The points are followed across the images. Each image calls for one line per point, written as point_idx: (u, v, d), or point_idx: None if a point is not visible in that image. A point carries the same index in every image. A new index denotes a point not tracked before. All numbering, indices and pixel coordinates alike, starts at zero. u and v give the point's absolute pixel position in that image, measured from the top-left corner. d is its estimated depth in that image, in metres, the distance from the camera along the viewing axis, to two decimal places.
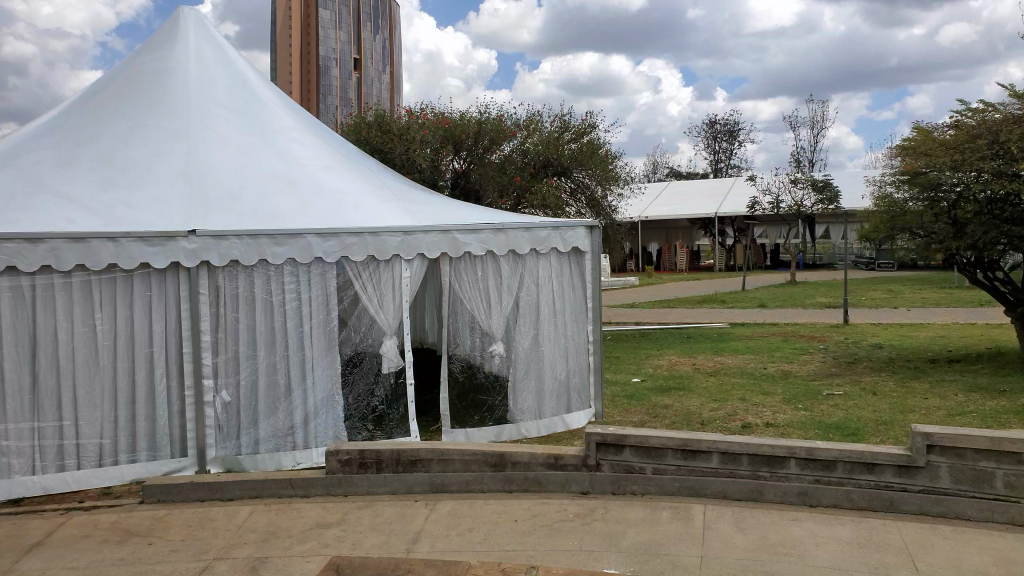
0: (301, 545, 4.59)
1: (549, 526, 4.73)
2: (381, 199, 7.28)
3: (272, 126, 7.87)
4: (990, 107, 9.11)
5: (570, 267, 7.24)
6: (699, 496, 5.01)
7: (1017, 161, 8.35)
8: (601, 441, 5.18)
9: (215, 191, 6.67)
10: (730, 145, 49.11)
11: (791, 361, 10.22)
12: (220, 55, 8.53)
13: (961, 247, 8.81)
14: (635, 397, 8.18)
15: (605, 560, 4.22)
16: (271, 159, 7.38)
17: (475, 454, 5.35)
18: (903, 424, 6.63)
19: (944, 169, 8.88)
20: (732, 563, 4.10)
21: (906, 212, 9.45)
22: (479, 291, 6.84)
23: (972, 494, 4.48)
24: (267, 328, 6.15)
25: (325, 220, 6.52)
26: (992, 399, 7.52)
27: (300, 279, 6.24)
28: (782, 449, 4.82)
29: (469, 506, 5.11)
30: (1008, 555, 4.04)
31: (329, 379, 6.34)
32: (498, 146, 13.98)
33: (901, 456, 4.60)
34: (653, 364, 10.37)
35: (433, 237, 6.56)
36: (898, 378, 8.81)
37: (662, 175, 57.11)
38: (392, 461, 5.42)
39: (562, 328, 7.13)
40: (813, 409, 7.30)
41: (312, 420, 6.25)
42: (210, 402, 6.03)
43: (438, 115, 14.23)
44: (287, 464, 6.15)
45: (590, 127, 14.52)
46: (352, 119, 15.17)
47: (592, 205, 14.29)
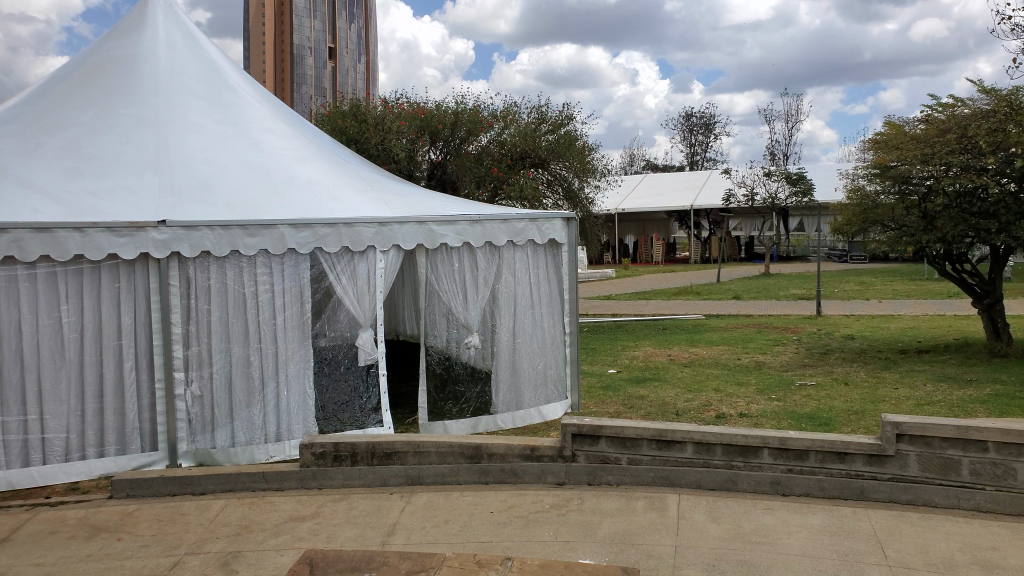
0: (274, 539, 4.55)
1: (524, 518, 4.73)
2: (356, 190, 7.22)
3: (244, 116, 7.76)
4: (960, 102, 9.32)
5: (546, 258, 7.23)
6: (674, 486, 5.04)
7: (986, 156, 8.51)
8: (577, 432, 5.21)
9: (187, 180, 6.57)
10: (707, 139, 49.38)
11: (764, 352, 10.34)
12: (191, 42, 8.38)
13: (930, 241, 8.92)
14: (612, 388, 8.23)
15: (581, 551, 4.24)
16: (245, 148, 7.29)
17: (451, 446, 5.34)
18: (874, 414, 6.72)
19: (914, 162, 8.99)
20: (706, 552, 4.13)
21: (878, 205, 9.64)
22: (456, 283, 6.79)
23: (939, 481, 4.56)
24: (240, 320, 6.08)
25: (298, 210, 6.46)
26: (960, 388, 7.67)
27: (273, 271, 6.18)
28: (755, 439, 4.87)
29: (445, 498, 5.10)
30: (975, 541, 4.12)
31: (302, 372, 6.28)
32: (475, 137, 13.98)
33: (871, 445, 4.66)
34: (629, 355, 10.44)
35: (409, 228, 6.52)
36: (870, 369, 8.93)
37: (638, 167, 57.43)
38: (367, 454, 5.39)
39: (539, 320, 7.13)
40: (785, 400, 7.38)
41: (285, 414, 6.21)
42: (182, 395, 5.94)
43: (414, 105, 14.16)
44: (260, 458, 6.11)
45: (567, 118, 14.48)
46: (327, 110, 15.01)
47: (569, 196, 14.26)
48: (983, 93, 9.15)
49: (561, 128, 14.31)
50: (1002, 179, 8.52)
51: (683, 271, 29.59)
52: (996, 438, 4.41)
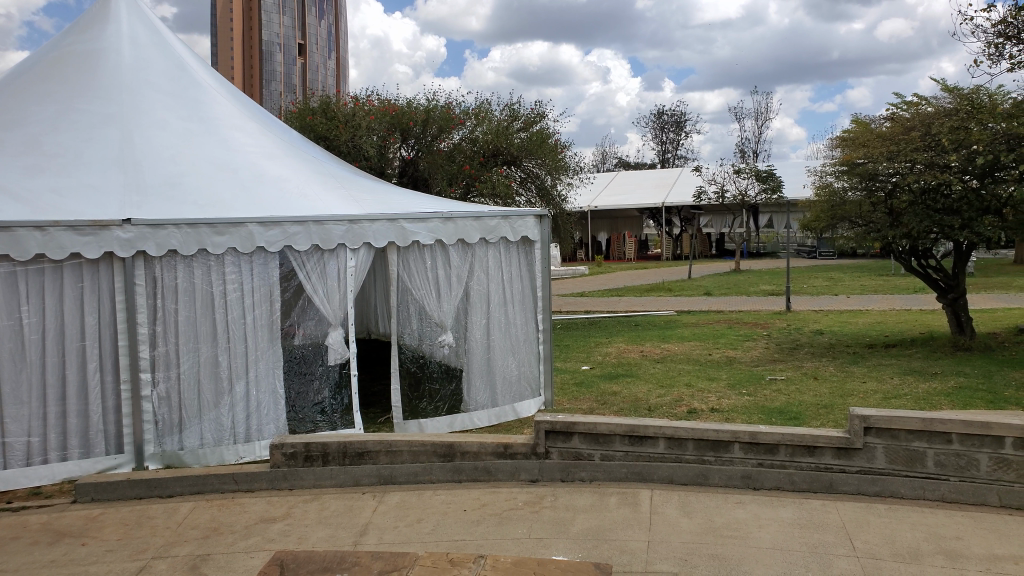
0: (244, 540, 4.49)
1: (498, 515, 4.72)
2: (325, 188, 7.14)
3: (211, 112, 7.63)
4: (924, 101, 9.51)
5: (518, 256, 7.21)
6: (647, 482, 5.07)
7: (949, 154, 8.67)
8: (550, 429, 5.21)
9: (152, 178, 6.46)
10: (678, 137, 49.78)
11: (735, 347, 10.45)
12: (156, 37, 8.22)
13: (896, 237, 9.08)
14: (585, 385, 8.26)
15: (554, 548, 4.24)
16: (212, 145, 7.18)
17: (424, 445, 5.31)
18: (842, 408, 6.82)
19: (879, 159, 9.12)
20: (678, 547, 4.16)
21: (845, 201, 9.75)
22: (428, 281, 6.75)
23: (905, 473, 4.65)
24: (209, 320, 5.99)
25: (267, 209, 6.38)
26: (925, 382, 7.81)
27: (242, 270, 6.09)
28: (726, 434, 4.91)
29: (418, 497, 5.08)
30: (939, 531, 4.19)
31: (272, 372, 6.20)
32: (447, 135, 13.95)
33: (840, 438, 4.72)
34: (602, 351, 10.49)
35: (380, 226, 6.46)
36: (838, 363, 9.06)
37: (610, 165, 57.73)
38: (338, 455, 5.35)
39: (512, 318, 7.11)
40: (756, 395, 7.46)
41: (255, 414, 6.13)
42: (148, 396, 5.84)
43: (385, 102, 14.07)
44: (229, 459, 6.02)
45: (539, 116, 14.47)
46: (297, 106, 14.86)
47: (542, 194, 14.31)
48: (945, 91, 9.33)
49: (533, 126, 14.32)
50: (965, 176, 8.66)
51: (652, 271, 28.09)
52: (960, 429, 4.49)
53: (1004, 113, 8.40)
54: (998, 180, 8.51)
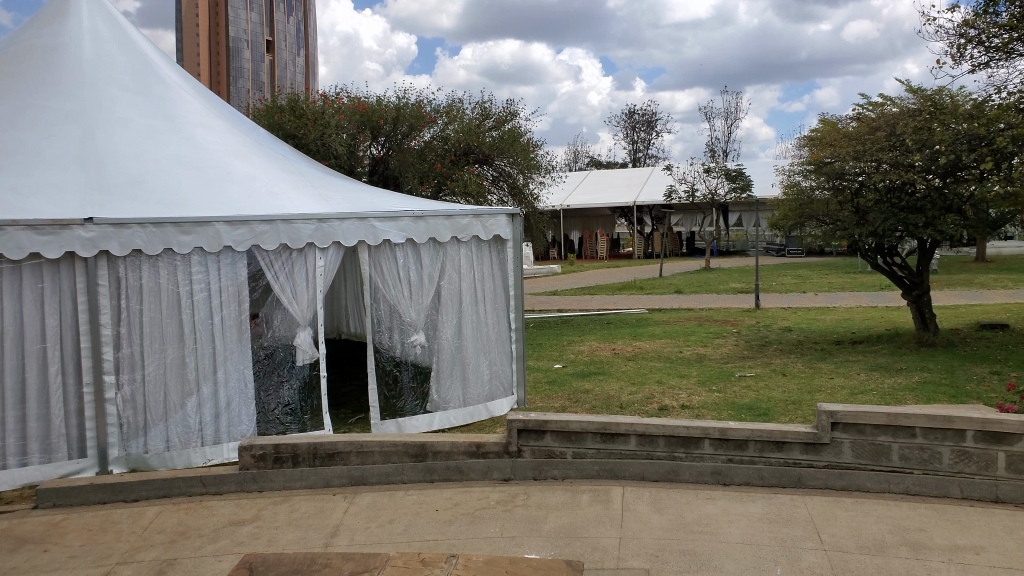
0: (213, 544, 4.43)
1: (470, 514, 4.71)
2: (294, 186, 7.06)
3: (176, 109, 7.51)
4: (888, 101, 9.67)
5: (490, 255, 7.19)
6: (619, 478, 5.10)
7: (914, 153, 8.83)
8: (522, 427, 5.20)
9: (115, 177, 6.34)
10: (649, 136, 50.12)
11: (705, 344, 10.54)
12: (118, 32, 8.06)
13: (863, 235, 9.22)
14: (557, 383, 8.28)
15: (526, 546, 4.24)
16: (177, 143, 7.06)
17: (395, 445, 5.28)
18: (810, 403, 6.92)
19: (847, 159, 9.26)
20: (649, 543, 4.18)
21: (813, 200, 9.87)
22: (400, 280, 6.72)
23: (872, 467, 4.72)
24: (175, 321, 5.90)
25: (234, 207, 6.30)
26: (891, 377, 7.96)
27: (209, 270, 6.01)
28: (696, 430, 4.95)
29: (390, 497, 5.04)
30: (903, 523, 4.27)
31: (240, 373, 6.13)
32: (418, 133, 13.85)
33: (807, 434, 4.78)
34: (574, 350, 10.53)
35: (349, 225, 6.41)
36: (806, 360, 9.19)
37: (582, 164, 57.94)
38: (308, 456, 5.29)
39: (484, 317, 7.10)
40: (726, 391, 7.53)
41: (224, 416, 6.05)
42: (112, 399, 5.73)
43: (354, 99, 13.94)
44: (197, 461, 5.94)
45: (510, 114, 14.44)
46: (264, 104, 14.68)
47: (514, 192, 14.34)
48: (910, 93, 9.50)
49: (505, 125, 14.30)
50: (928, 175, 8.88)
51: (618, 271, 27.50)
52: (923, 423, 4.57)
53: (965, 114, 8.63)
54: (960, 180, 8.78)
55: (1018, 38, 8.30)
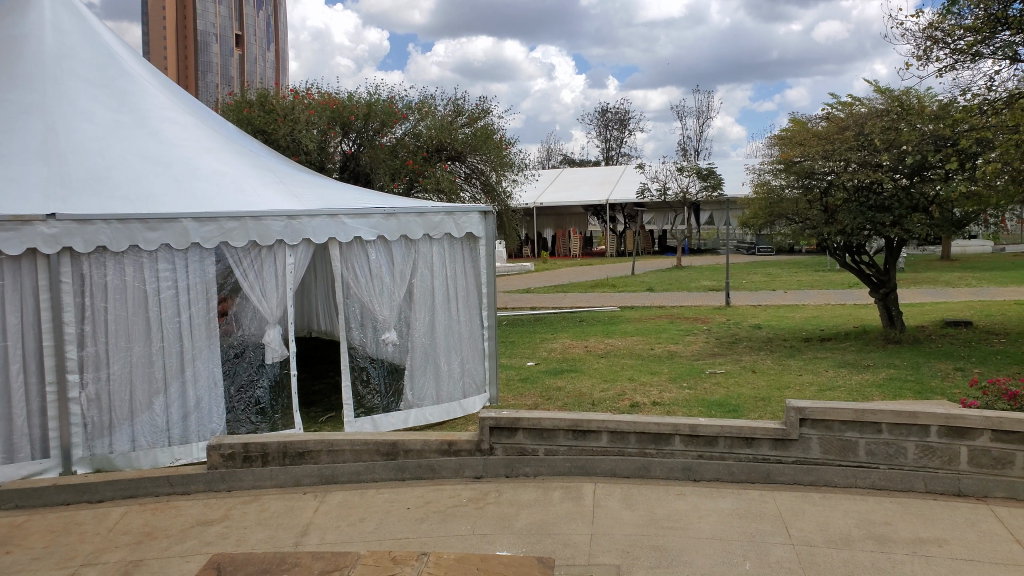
0: (180, 544, 4.37)
1: (442, 512, 4.70)
2: (263, 183, 6.99)
3: (142, 104, 7.39)
4: (858, 102, 9.83)
5: (462, 253, 7.17)
6: (590, 475, 5.12)
7: (881, 153, 8.96)
8: (495, 425, 5.19)
9: (79, 171, 6.23)
10: (621, 134, 50.38)
11: (676, 342, 10.63)
12: (81, 24, 7.90)
13: (831, 233, 9.34)
14: (530, 381, 8.29)
15: (497, 543, 4.24)
16: (143, 139, 6.95)
17: (366, 443, 5.24)
18: (779, 400, 7.01)
19: (816, 158, 9.37)
20: (620, 539, 4.21)
21: (783, 199, 9.90)
22: (371, 278, 6.68)
23: (839, 462, 4.79)
24: (141, 319, 5.81)
25: (202, 204, 6.22)
26: (858, 373, 8.09)
27: (176, 267, 5.93)
28: (667, 426, 4.98)
29: (361, 496, 5.01)
30: (869, 517, 4.34)
31: (209, 372, 6.05)
32: (389, 129, 13.77)
33: (776, 430, 4.84)
34: (547, 347, 10.55)
35: (320, 221, 6.36)
36: (776, 357, 9.31)
37: (555, 162, 58.08)
38: (278, 455, 5.25)
39: (456, 315, 7.08)
40: (696, 388, 7.60)
41: (192, 415, 5.97)
42: (76, 398, 5.62)
43: (325, 95, 13.80)
44: (164, 461, 5.85)
45: (483, 112, 14.42)
46: (233, 99, 14.49)
47: (486, 189, 14.34)
48: (877, 93, 9.70)
49: (478, 122, 14.28)
50: (895, 175, 8.97)
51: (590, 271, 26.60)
52: (889, 419, 4.65)
53: (931, 115, 8.80)
54: (925, 179, 8.94)
55: (982, 40, 8.47)
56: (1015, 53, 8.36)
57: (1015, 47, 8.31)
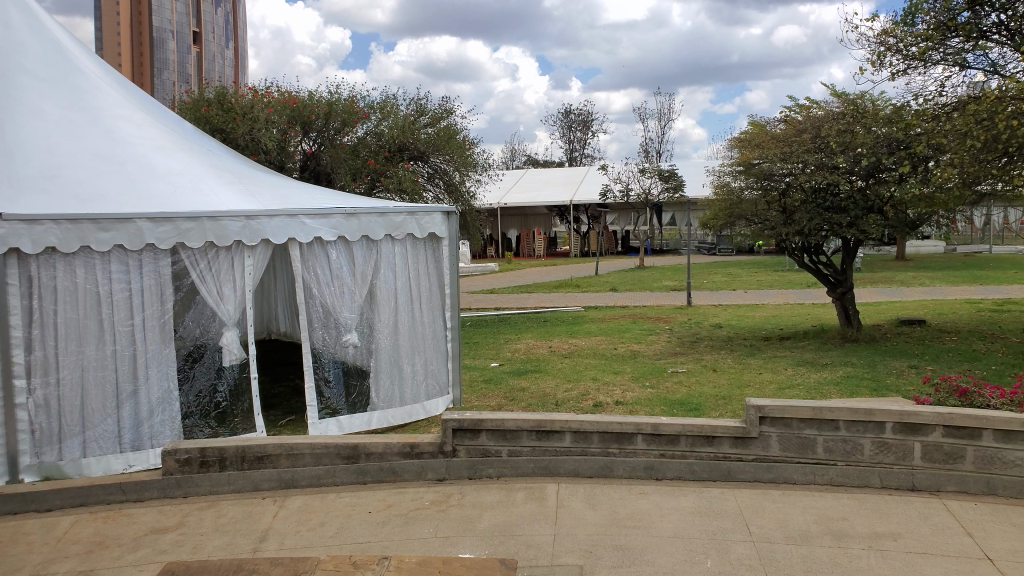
0: (133, 553, 4.26)
1: (404, 515, 4.65)
2: (221, 182, 6.86)
3: (95, 101, 7.19)
4: (814, 104, 10.13)
5: (425, 253, 7.11)
6: (553, 475, 5.12)
7: (837, 155, 9.09)
8: (457, 426, 5.15)
9: (27, 170, 6.04)
10: (584, 136, 50.69)
11: (639, 341, 10.71)
12: (31, 19, 7.65)
13: (790, 233, 9.48)
14: (493, 381, 8.27)
15: (460, 546, 4.21)
16: (95, 136, 6.77)
17: (326, 447, 5.17)
18: (739, 398, 7.10)
19: (774, 160, 9.49)
20: (583, 539, 4.21)
21: (742, 200, 10.13)
22: (332, 279, 6.60)
23: (798, 460, 4.86)
24: (94, 322, 5.66)
25: (157, 203, 6.09)
26: (816, 371, 8.24)
27: (130, 268, 5.79)
28: (630, 425, 5.00)
29: (321, 500, 4.94)
30: (827, 513, 4.41)
31: (164, 376, 5.91)
32: (351, 129, 13.65)
33: (736, 428, 4.89)
34: (511, 348, 10.53)
35: (279, 221, 6.26)
36: (736, 355, 9.43)
37: (519, 162, 58.19)
38: (236, 459, 5.14)
39: (419, 316, 7.02)
40: (658, 387, 7.66)
41: (146, 421, 5.82)
42: (23, 404, 5.42)
43: (285, 93, 13.62)
44: (117, 468, 5.69)
45: (446, 111, 14.37)
46: (191, 97, 14.23)
47: (450, 189, 14.31)
48: (834, 96, 9.91)
49: (440, 121, 14.24)
50: (851, 176, 9.11)
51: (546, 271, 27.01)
52: (846, 416, 4.73)
53: (884, 118, 9.05)
54: (880, 181, 9.05)
55: (933, 46, 8.68)
56: (963, 60, 8.63)
57: (963, 54, 8.58)
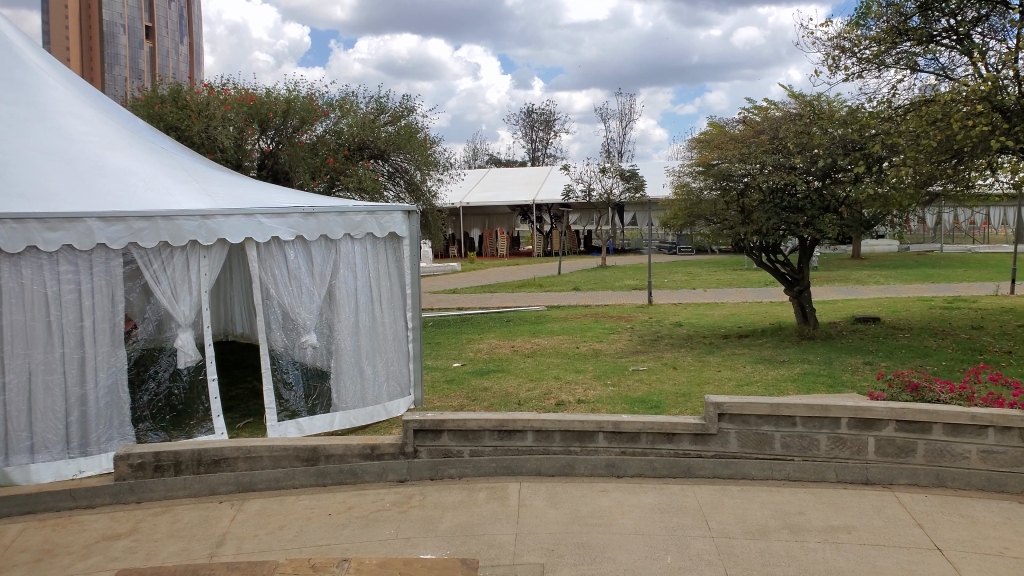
0: (84, 561, 4.15)
1: (365, 517, 4.61)
2: (174, 180, 6.72)
3: (41, 97, 6.99)
4: (773, 106, 10.31)
5: (386, 253, 7.05)
6: (515, 474, 5.12)
7: (794, 156, 9.25)
8: (418, 427, 5.12)
9: None
10: (546, 135, 50.86)
11: (601, 340, 10.77)
12: None
13: (748, 233, 9.62)
14: (456, 382, 8.24)
15: (421, 547, 4.18)
16: (41, 133, 6.58)
17: (285, 449, 5.09)
18: (699, 395, 7.19)
19: (733, 161, 9.64)
20: (544, 538, 4.22)
21: (702, 200, 10.26)
22: (290, 280, 6.51)
23: (756, 456, 4.93)
24: (41, 324, 5.49)
25: (108, 202, 5.94)
26: (774, 368, 8.38)
27: (79, 268, 5.64)
28: (591, 424, 5.02)
29: (280, 503, 4.87)
30: (784, 508, 4.48)
31: (116, 378, 5.78)
32: (309, 127, 13.48)
33: (696, 425, 4.94)
34: (474, 348, 10.51)
35: (236, 221, 6.15)
36: (696, 353, 9.55)
37: (481, 162, 58.18)
38: (192, 463, 5.04)
39: (379, 317, 6.95)
40: (619, 385, 7.72)
41: (98, 424, 5.69)
42: None
43: (241, 91, 13.39)
44: (68, 473, 5.53)
45: (407, 110, 14.29)
46: (144, 94, 13.93)
47: (411, 188, 14.24)
48: (791, 98, 10.09)
49: (401, 120, 14.16)
50: (808, 176, 9.26)
51: (506, 271, 26.92)
52: (802, 412, 4.81)
53: (840, 120, 9.26)
54: (836, 181, 9.21)
55: (886, 50, 8.89)
56: (914, 64, 8.87)
57: (914, 58, 8.80)
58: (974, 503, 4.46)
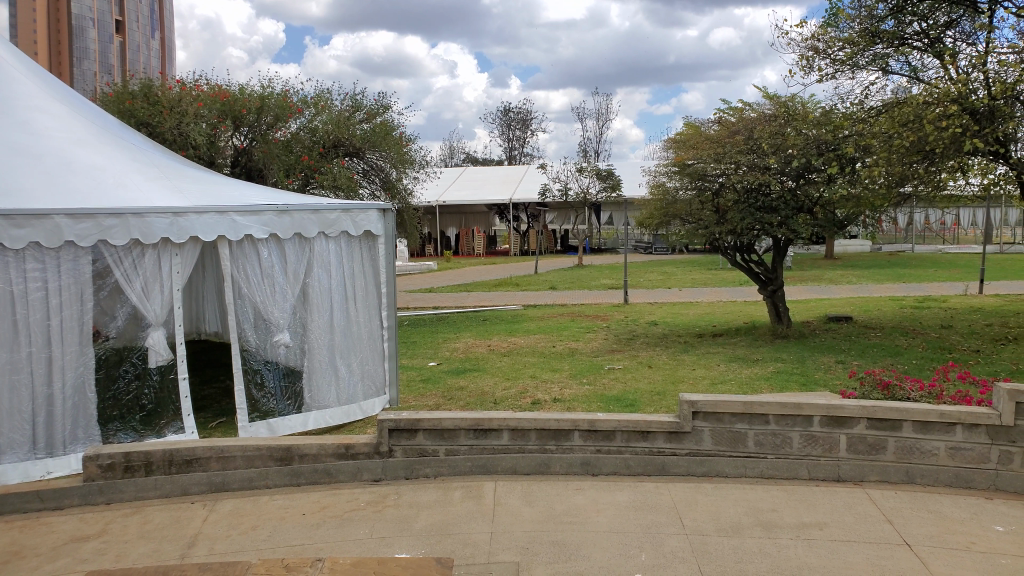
0: (51, 563, 4.08)
1: (339, 517, 4.58)
2: (145, 178, 6.62)
3: (6, 93, 6.84)
4: (747, 107, 10.42)
5: (361, 251, 7.00)
6: (490, 473, 5.11)
7: (769, 157, 9.33)
8: (393, 427, 5.08)
9: None
10: (523, 134, 50.88)
11: (577, 339, 10.78)
12: None
13: (722, 232, 9.70)
14: (432, 381, 8.21)
15: (396, 546, 4.16)
16: (7, 129, 6.44)
17: (259, 449, 5.04)
18: (673, 394, 7.23)
19: (708, 161, 9.72)
20: (519, 536, 4.22)
21: (677, 201, 10.31)
22: (263, 278, 6.45)
23: (730, 453, 4.97)
24: (7, 323, 5.38)
25: (77, 198, 5.83)
26: (747, 367, 8.46)
27: (46, 267, 5.55)
28: (566, 423, 5.03)
29: (253, 503, 4.82)
30: (757, 505, 4.52)
31: (84, 378, 5.69)
32: (283, 124, 13.34)
33: (670, 423, 4.97)
34: (450, 347, 10.48)
35: (208, 219, 6.09)
36: (671, 352, 9.61)
37: (458, 160, 58.04)
38: (163, 463, 4.97)
39: (353, 315, 6.90)
40: (595, 383, 7.75)
41: (65, 424, 5.60)
42: None
43: (214, 87, 13.22)
44: (35, 474, 5.43)
45: (382, 108, 14.23)
46: (114, 89, 13.71)
47: (386, 186, 14.19)
48: (765, 99, 10.19)
49: (376, 118, 14.11)
50: (782, 176, 9.34)
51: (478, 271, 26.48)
52: (776, 410, 4.86)
53: (814, 120, 9.37)
54: (809, 182, 9.30)
55: (859, 52, 9.00)
56: (886, 65, 8.99)
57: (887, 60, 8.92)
58: (942, 499, 4.54)
